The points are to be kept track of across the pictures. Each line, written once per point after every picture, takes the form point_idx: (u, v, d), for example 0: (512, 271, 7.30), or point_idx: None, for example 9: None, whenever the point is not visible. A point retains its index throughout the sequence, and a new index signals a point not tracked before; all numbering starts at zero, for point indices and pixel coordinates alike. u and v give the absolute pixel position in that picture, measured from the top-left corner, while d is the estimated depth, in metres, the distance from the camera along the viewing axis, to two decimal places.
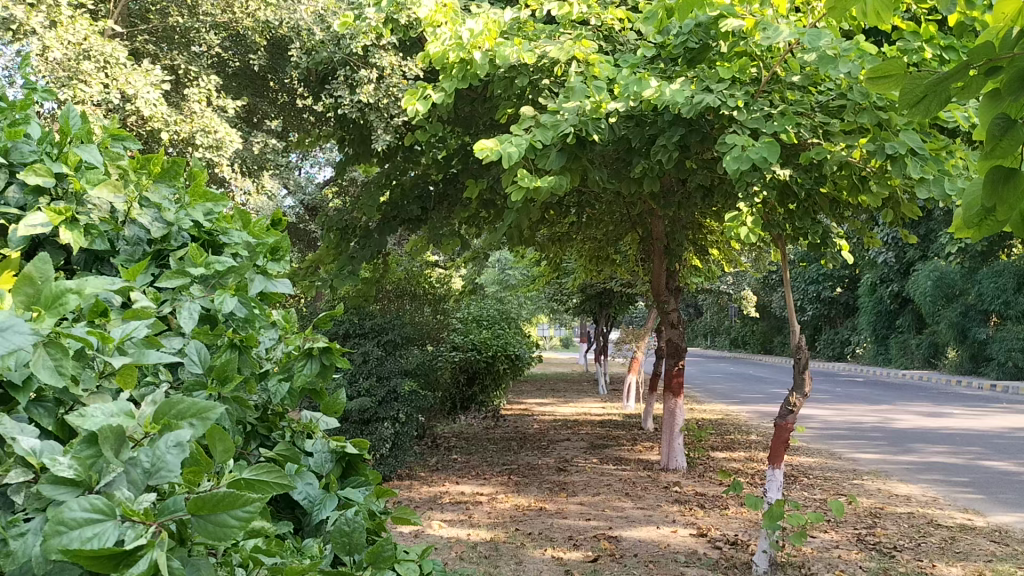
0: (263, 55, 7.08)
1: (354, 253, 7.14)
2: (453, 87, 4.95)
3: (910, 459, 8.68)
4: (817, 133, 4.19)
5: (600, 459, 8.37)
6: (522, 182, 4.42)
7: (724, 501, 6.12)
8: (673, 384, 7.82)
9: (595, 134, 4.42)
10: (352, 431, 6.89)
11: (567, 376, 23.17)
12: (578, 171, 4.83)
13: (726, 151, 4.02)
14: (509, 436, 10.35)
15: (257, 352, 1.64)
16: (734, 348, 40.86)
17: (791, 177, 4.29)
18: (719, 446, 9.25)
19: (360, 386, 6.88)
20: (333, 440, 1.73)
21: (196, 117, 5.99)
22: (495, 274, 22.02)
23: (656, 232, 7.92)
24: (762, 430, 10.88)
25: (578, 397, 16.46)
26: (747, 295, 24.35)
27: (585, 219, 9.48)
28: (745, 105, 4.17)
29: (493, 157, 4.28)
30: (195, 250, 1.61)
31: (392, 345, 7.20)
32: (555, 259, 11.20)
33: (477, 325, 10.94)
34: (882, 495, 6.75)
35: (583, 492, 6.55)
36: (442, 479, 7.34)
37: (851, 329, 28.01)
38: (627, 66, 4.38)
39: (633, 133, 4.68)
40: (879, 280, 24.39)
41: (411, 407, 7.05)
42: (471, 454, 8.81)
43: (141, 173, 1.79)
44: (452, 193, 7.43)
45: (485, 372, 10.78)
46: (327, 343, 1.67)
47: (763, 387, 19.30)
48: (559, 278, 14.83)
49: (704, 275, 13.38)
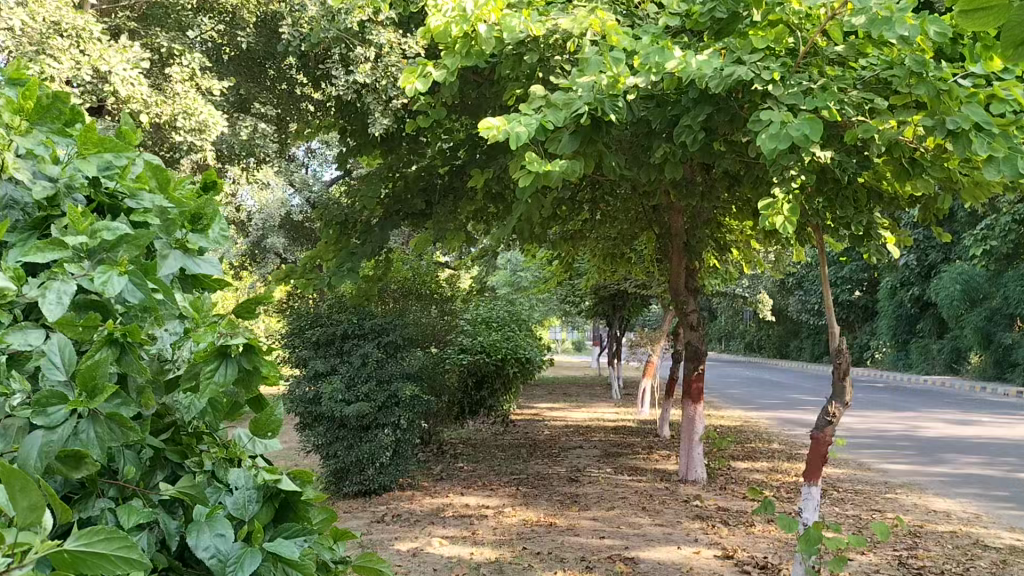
0: (253, 34, 6.56)
1: (354, 249, 6.74)
2: (457, 64, 4.49)
3: (945, 471, 8.18)
4: (861, 110, 3.74)
5: (614, 468, 7.91)
6: (530, 166, 4.00)
7: (749, 517, 5.66)
8: (692, 389, 7.33)
9: (612, 113, 3.98)
10: (349, 438, 6.48)
11: (580, 379, 22.70)
12: (592, 155, 4.41)
13: (760, 130, 3.59)
14: (518, 443, 9.92)
15: (150, 352, 1.22)
16: (750, 352, 40.27)
17: (831, 161, 3.85)
18: (740, 455, 8.76)
19: (359, 390, 6.45)
20: (265, 471, 1.30)
21: (179, 98, 5.33)
22: (506, 276, 21.60)
23: (676, 227, 7.45)
24: (783, 438, 10.38)
25: (592, 402, 15.99)
26: (764, 298, 23.79)
27: (599, 217, 9.14)
28: (782, 79, 3.73)
29: (500, 137, 3.86)
30: (74, 212, 1.19)
31: (394, 347, 6.78)
32: (567, 258, 10.78)
33: (486, 327, 10.51)
34: (919, 510, 6.26)
35: (597, 506, 6.10)
36: (446, 490, 6.90)
37: (870, 333, 27.38)
38: (647, 35, 3.92)
39: (654, 115, 4.23)
40: (900, 283, 23.81)
41: (413, 412, 6.68)
42: (478, 462, 8.38)
43: (19, 115, 1.36)
44: (459, 186, 6.98)
45: (494, 375, 10.36)
46: (248, 339, 1.25)
47: (782, 393, 18.77)
48: (571, 279, 14.41)
49: (721, 276, 12.90)
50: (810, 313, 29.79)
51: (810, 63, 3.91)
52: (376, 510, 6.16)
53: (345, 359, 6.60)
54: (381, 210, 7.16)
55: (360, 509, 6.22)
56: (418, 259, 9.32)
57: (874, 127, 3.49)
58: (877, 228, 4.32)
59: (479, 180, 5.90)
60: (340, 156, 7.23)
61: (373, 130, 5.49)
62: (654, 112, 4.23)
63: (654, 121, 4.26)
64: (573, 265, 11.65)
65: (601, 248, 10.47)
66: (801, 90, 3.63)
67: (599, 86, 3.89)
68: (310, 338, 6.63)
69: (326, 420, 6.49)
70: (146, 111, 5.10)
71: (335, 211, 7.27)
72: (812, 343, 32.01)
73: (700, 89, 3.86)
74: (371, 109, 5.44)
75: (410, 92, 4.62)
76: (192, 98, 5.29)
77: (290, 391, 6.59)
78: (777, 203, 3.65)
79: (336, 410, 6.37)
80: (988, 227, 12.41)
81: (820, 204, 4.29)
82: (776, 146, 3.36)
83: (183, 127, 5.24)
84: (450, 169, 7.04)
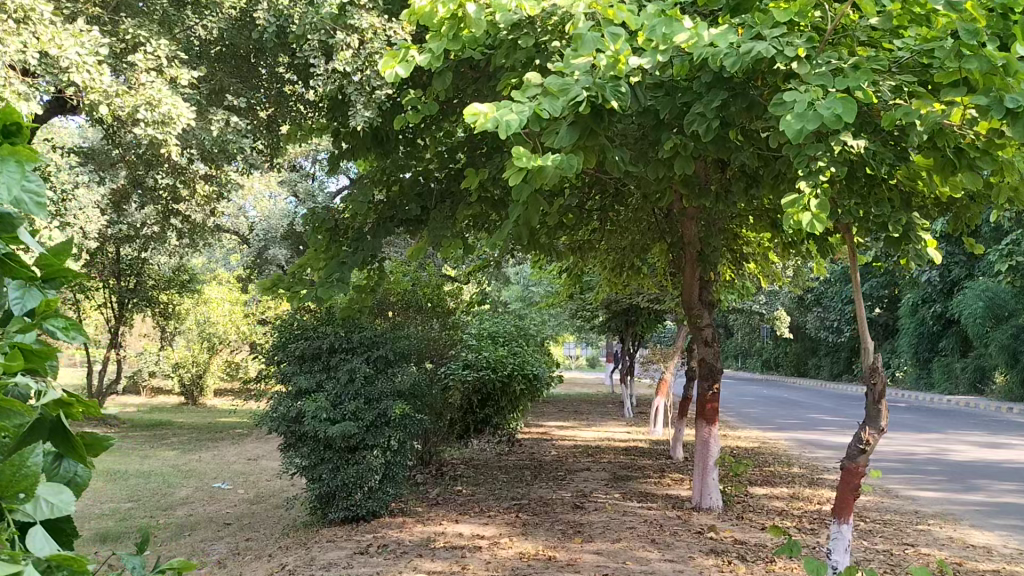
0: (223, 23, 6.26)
1: (344, 258, 6.31)
2: (443, 48, 4.05)
3: (979, 498, 7.61)
4: (898, 94, 3.27)
5: (622, 493, 7.40)
6: (517, 163, 3.57)
7: (769, 554, 5.13)
8: (707, 410, 6.81)
9: (613, 99, 3.52)
10: (335, 461, 6.01)
11: (592, 396, 22.16)
12: (594, 149, 3.95)
13: (782, 113, 3.12)
14: (523, 464, 9.42)
15: None
16: (766, 369, 39.61)
17: (865, 151, 3.37)
18: (757, 480, 8.22)
19: (346, 408, 5.99)
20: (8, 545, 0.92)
21: (143, 88, 5.11)
22: (517, 290, 21.22)
23: (689, 235, 6.95)
24: (804, 462, 9.82)
25: (602, 420, 15.48)
26: (781, 315, 23.20)
27: (608, 226, 8.77)
28: (807, 59, 3.27)
29: (485, 123, 3.53)
30: None
31: (385, 362, 6.35)
32: (575, 271, 10.35)
33: (492, 342, 10.02)
34: (955, 545, 5.71)
35: (601, 537, 5.58)
36: (441, 516, 6.42)
37: (890, 351, 26.68)
38: (653, 9, 3.46)
39: (661, 103, 3.78)
40: (921, 300, 23.18)
41: (405, 434, 6.19)
42: (478, 485, 7.89)
43: None
44: (457, 192, 6.67)
45: (500, 393, 9.86)
46: None
47: (801, 412, 18.16)
48: (580, 292, 13.98)
49: (737, 291, 12.43)
50: (829, 330, 29.12)
51: (839, 43, 3.46)
52: (362, 539, 5.67)
53: (332, 374, 6.17)
54: (375, 216, 6.77)
55: (344, 537, 5.75)
56: (418, 269, 8.89)
57: (917, 111, 3.00)
58: (917, 230, 3.81)
59: (473, 181, 5.44)
60: (331, 159, 6.86)
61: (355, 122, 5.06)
62: (661, 102, 3.78)
63: (662, 110, 3.80)
64: (582, 279, 11.18)
65: (610, 259, 10.02)
66: (829, 70, 3.17)
67: (598, 68, 3.44)
68: (294, 351, 6.21)
69: (310, 440, 6.02)
70: (107, 102, 4.97)
71: (323, 215, 6.81)
72: (830, 362, 31.34)
73: (714, 71, 3.41)
74: (352, 100, 5.06)
75: (393, 79, 4.18)
76: (158, 89, 5.07)
77: (272, 408, 6.12)
78: (802, 197, 3.17)
79: (320, 429, 5.87)
80: (1014, 241, 11.84)
81: (849, 203, 3.81)
82: (805, 133, 2.90)
83: (146, 120, 5.05)
84: (448, 176, 6.80)
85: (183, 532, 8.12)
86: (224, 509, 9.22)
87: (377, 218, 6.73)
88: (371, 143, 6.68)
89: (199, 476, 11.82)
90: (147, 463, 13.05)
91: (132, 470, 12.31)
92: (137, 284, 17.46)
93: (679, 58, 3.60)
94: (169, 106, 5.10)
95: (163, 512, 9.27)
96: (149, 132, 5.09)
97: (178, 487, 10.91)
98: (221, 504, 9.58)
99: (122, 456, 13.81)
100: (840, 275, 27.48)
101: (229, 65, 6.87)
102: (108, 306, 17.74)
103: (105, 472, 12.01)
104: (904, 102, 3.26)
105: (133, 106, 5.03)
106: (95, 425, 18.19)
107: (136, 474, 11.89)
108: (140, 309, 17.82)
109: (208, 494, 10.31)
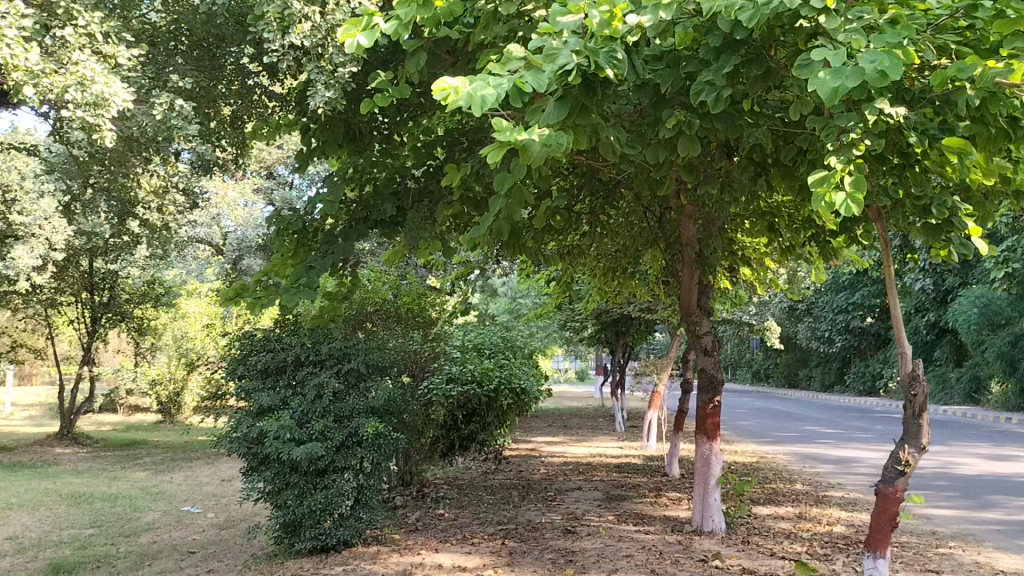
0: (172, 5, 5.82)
1: (312, 262, 5.80)
2: (410, 15, 3.55)
3: (998, 517, 7.11)
4: (941, 55, 2.80)
5: (617, 515, 6.86)
6: (496, 138, 3.09)
7: None
8: (708, 425, 6.29)
9: (608, 67, 3.04)
10: (302, 485, 5.46)
11: (582, 410, 21.65)
12: (586, 129, 3.46)
13: (809, 74, 2.63)
14: (510, 484, 8.87)
15: None
16: (757, 381, 39.33)
17: (904, 121, 2.89)
18: (759, 499, 7.70)
19: (313, 428, 5.44)
20: None
21: (76, 67, 4.63)
22: (505, 302, 20.77)
23: (687, 235, 6.45)
24: (806, 478, 9.31)
25: (594, 435, 14.95)
26: (771, 326, 22.80)
27: (598, 230, 8.28)
28: (835, 12, 2.78)
29: (458, 98, 3.04)
30: None
31: (356, 377, 5.81)
32: (564, 278, 9.86)
33: (476, 354, 9.52)
34: (984, 572, 5.20)
35: (596, 568, 5.03)
36: (419, 545, 5.86)
37: (882, 361, 26.28)
38: None
39: (662, 74, 3.30)
40: (914, 309, 22.82)
41: (379, 455, 5.64)
42: (461, 508, 7.34)
43: None
44: (436, 190, 6.15)
45: (485, 408, 9.35)
46: None
47: (796, 425, 17.68)
48: (569, 301, 13.52)
49: (730, 300, 11.99)
50: (820, 341, 28.74)
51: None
52: (330, 573, 5.11)
53: (297, 390, 5.62)
54: (347, 219, 6.24)
55: (311, 571, 5.18)
56: (397, 276, 8.36)
57: (971, 67, 2.53)
58: (959, 217, 3.33)
59: (452, 176, 4.91)
60: (299, 157, 6.36)
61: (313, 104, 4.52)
62: (662, 75, 3.29)
63: (662, 83, 3.32)
64: (572, 288, 10.69)
65: (601, 267, 9.54)
66: (862, 24, 2.68)
67: (590, 28, 2.97)
68: (256, 365, 5.64)
69: (274, 463, 5.45)
70: (31, 82, 4.51)
71: (290, 215, 6.26)
72: (821, 373, 30.98)
73: (725, 32, 2.92)
74: (311, 78, 4.55)
75: (354, 51, 3.68)
76: (90, 66, 4.60)
77: (231, 428, 5.54)
78: (834, 173, 2.69)
79: (283, 452, 5.32)
80: (1014, 244, 11.41)
81: (880, 186, 3.32)
82: (842, 93, 2.41)
83: (76, 101, 4.57)
84: (426, 173, 6.35)
85: (144, 561, 7.50)
86: (191, 536, 8.60)
87: (349, 220, 6.20)
88: (343, 140, 6.19)
89: (169, 498, 11.17)
90: (116, 485, 12.39)
91: (99, 492, 11.65)
92: (110, 298, 16.86)
93: (682, 21, 3.14)
94: (100, 85, 4.62)
95: (125, 539, 8.63)
96: (78, 115, 4.58)
97: (145, 511, 10.26)
98: (189, 530, 8.96)
99: (90, 478, 13.15)
100: (831, 285, 27.14)
101: (202, 67, 6.34)
102: (81, 321, 17.15)
103: (70, 495, 11.35)
104: (948, 62, 2.79)
105: (63, 87, 4.59)
106: (67, 445, 17.48)
107: (102, 497, 11.24)
108: (113, 324, 17.20)
109: (177, 519, 9.68)
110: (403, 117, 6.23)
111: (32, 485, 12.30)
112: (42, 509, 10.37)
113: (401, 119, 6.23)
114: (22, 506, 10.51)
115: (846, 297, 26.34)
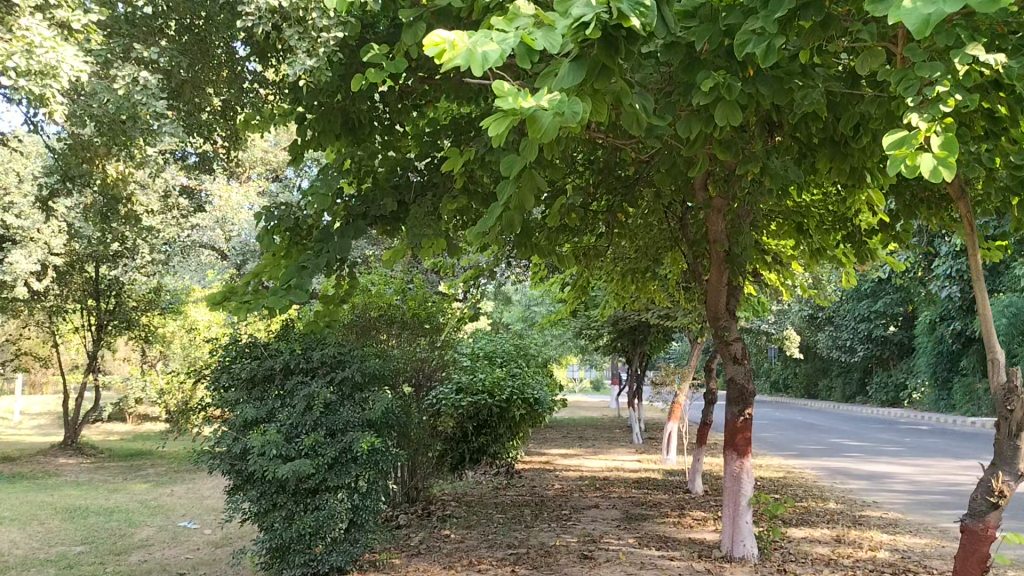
0: None
1: (305, 261, 5.32)
2: None
3: None
4: None
5: (637, 538, 6.31)
6: (497, 105, 2.61)
7: None
8: (738, 440, 5.74)
9: (633, 16, 2.51)
10: (290, 506, 4.96)
11: (599, 421, 21.07)
12: (607, 97, 2.94)
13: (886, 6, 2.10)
14: (522, 501, 8.33)
15: None
16: (776, 391, 38.61)
17: (1002, 71, 2.34)
18: (791, 520, 7.11)
19: (302, 443, 4.93)
20: None
21: (17, 34, 4.26)
22: (518, 310, 20.27)
23: (715, 231, 5.89)
24: (839, 495, 8.69)
25: (609, 446, 14.40)
26: (791, 334, 22.11)
27: (615, 230, 7.76)
28: None
29: (454, 57, 2.55)
30: None
31: (352, 387, 5.29)
32: (580, 283, 9.34)
33: (487, 363, 9.01)
34: None
35: None
36: (420, 573, 5.32)
37: (906, 370, 25.51)
38: None
39: (698, 29, 2.77)
40: (940, 317, 22.02)
41: (375, 471, 5.12)
42: (469, 529, 6.81)
43: None
44: (440, 183, 5.65)
45: (496, 419, 8.81)
46: None
47: (821, 437, 17.05)
48: (584, 307, 13.01)
49: (753, 307, 11.42)
50: (842, 350, 28.03)
51: None
52: None
53: (286, 402, 5.11)
54: (346, 215, 5.75)
55: None
56: (401, 279, 7.84)
57: None
58: None
59: (454, 162, 4.37)
60: (293, 149, 5.89)
61: (293, 74, 4.08)
62: (696, 30, 2.75)
63: (697, 40, 2.78)
64: (588, 294, 10.15)
65: (619, 272, 9.01)
66: None
67: None
68: (240, 374, 5.13)
69: (260, 481, 4.96)
70: None
71: (282, 210, 5.75)
72: (843, 383, 30.26)
73: None
74: (292, 45, 4.10)
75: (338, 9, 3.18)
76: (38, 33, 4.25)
77: (213, 444, 5.04)
78: (918, 132, 2.17)
79: (269, 470, 4.81)
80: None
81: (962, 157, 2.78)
82: (936, 21, 1.84)
83: (20, 69, 4.21)
84: (430, 165, 5.87)
85: None
86: (184, 554, 8.12)
87: (346, 216, 5.70)
88: (341, 130, 5.69)
89: (166, 513, 10.67)
90: (114, 499, 11.91)
91: (95, 506, 11.17)
92: (116, 306, 16.49)
93: None
94: (48, 52, 4.26)
95: (115, 558, 8.10)
96: (22, 83, 4.26)
97: (141, 526, 9.75)
98: (182, 548, 8.47)
99: (88, 491, 12.70)
100: (853, 292, 26.42)
101: (191, 52, 5.90)
102: (87, 328, 16.79)
103: (66, 509, 10.89)
104: None
105: (6, 53, 4.24)
106: (71, 455, 17.06)
107: (98, 511, 10.75)
108: (119, 331, 16.83)
109: (173, 535, 9.17)
110: (405, 105, 5.75)
111: (27, 498, 11.84)
112: (34, 524, 9.89)
113: (403, 107, 5.73)
114: (13, 521, 10.04)
115: (868, 305, 25.62)
